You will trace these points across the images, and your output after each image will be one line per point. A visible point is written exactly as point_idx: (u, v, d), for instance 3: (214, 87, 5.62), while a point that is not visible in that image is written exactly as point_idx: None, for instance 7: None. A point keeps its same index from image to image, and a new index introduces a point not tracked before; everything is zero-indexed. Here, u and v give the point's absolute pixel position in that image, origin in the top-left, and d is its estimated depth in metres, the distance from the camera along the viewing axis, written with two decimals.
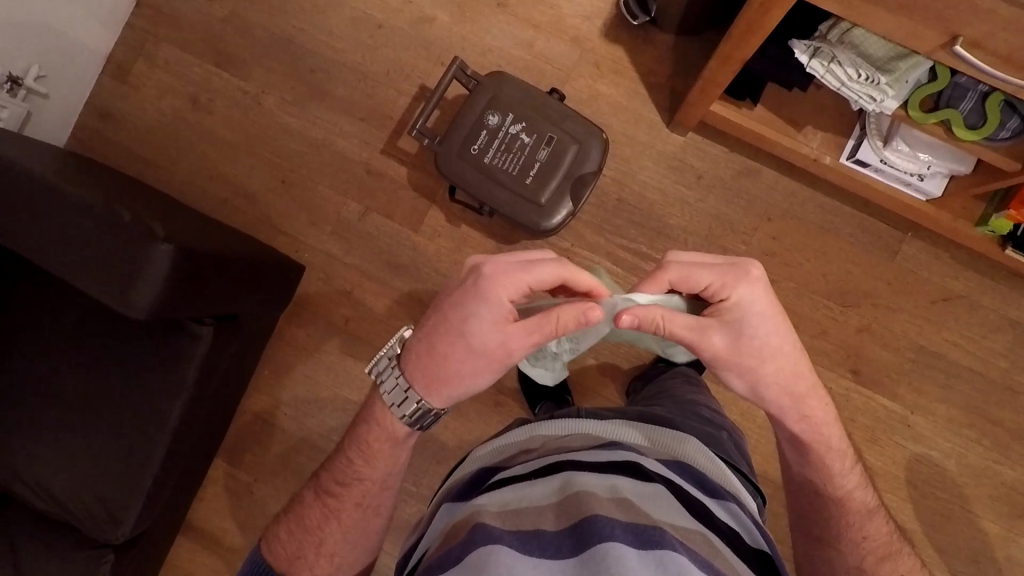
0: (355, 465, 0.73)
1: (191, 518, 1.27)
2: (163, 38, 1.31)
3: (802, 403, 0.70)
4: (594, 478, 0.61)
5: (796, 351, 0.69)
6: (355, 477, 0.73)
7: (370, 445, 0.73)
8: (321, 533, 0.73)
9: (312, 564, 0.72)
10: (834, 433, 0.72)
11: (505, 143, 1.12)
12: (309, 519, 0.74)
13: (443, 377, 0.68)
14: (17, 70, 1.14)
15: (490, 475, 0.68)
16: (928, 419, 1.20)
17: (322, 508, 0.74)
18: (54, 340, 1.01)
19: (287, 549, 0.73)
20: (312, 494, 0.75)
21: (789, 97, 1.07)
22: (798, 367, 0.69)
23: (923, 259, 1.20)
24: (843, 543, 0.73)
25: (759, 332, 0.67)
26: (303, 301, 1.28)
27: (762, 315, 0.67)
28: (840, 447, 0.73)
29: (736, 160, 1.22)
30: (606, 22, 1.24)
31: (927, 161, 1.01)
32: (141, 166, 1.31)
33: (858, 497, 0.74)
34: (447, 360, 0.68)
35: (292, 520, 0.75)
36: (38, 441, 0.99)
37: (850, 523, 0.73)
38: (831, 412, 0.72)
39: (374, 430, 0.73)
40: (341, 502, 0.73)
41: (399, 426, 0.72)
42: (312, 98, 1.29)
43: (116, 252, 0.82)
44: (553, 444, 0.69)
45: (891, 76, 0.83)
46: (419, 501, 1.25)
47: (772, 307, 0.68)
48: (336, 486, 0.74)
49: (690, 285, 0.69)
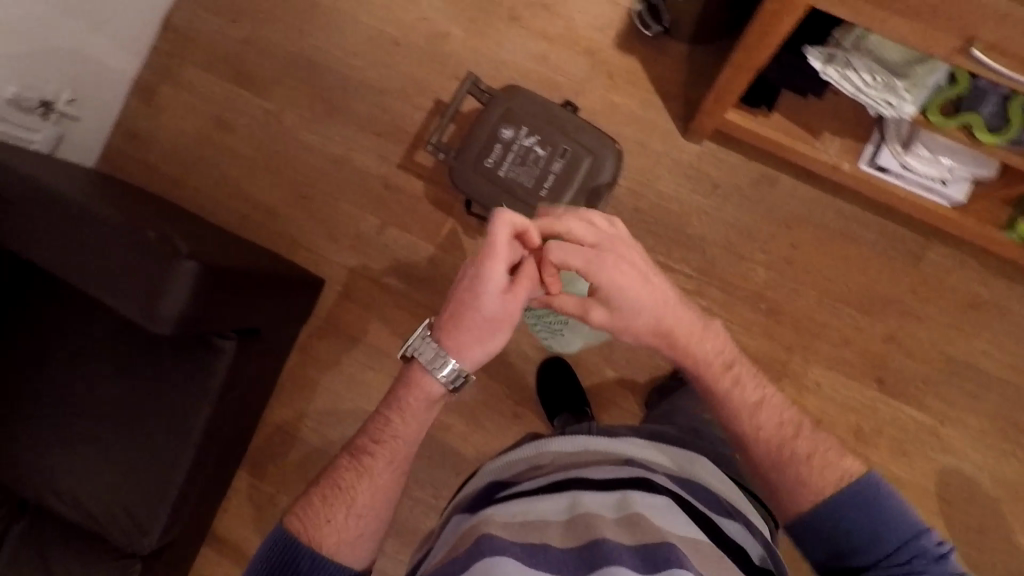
0: (389, 420, 0.75)
1: (217, 529, 1.29)
2: (187, 61, 1.35)
3: (679, 339, 0.75)
4: (602, 500, 0.60)
5: (668, 297, 0.75)
6: (390, 429, 0.75)
7: (407, 403, 0.75)
8: (352, 492, 0.72)
9: (340, 524, 0.70)
10: (716, 344, 0.76)
11: (519, 156, 1.12)
12: (342, 480, 0.73)
13: (466, 341, 0.72)
14: (50, 94, 1.19)
15: (500, 491, 0.67)
16: (957, 429, 1.16)
17: (355, 467, 0.74)
18: (82, 352, 1.04)
19: (317, 512, 0.71)
20: (345, 458, 0.75)
21: (805, 104, 1.07)
22: (674, 310, 0.75)
23: (950, 266, 1.18)
24: (782, 465, 0.68)
25: (627, 301, 0.74)
26: (323, 314, 1.30)
27: (621, 288, 0.73)
28: (711, 352, 0.75)
29: (754, 168, 1.21)
30: (619, 33, 1.25)
31: (949, 165, 1.00)
32: (167, 183, 1.35)
33: (784, 417, 0.71)
34: (461, 325, 0.72)
35: (322, 485, 0.74)
36: (67, 453, 1.02)
37: (756, 430, 0.71)
38: (697, 323, 0.76)
39: (410, 389, 0.75)
40: (376, 458, 0.74)
41: (434, 384, 0.74)
42: (330, 116, 1.31)
43: (140, 269, 0.84)
44: (562, 462, 0.69)
45: (908, 81, 0.83)
46: (439, 512, 1.26)
47: (630, 277, 0.73)
48: (371, 443, 0.75)
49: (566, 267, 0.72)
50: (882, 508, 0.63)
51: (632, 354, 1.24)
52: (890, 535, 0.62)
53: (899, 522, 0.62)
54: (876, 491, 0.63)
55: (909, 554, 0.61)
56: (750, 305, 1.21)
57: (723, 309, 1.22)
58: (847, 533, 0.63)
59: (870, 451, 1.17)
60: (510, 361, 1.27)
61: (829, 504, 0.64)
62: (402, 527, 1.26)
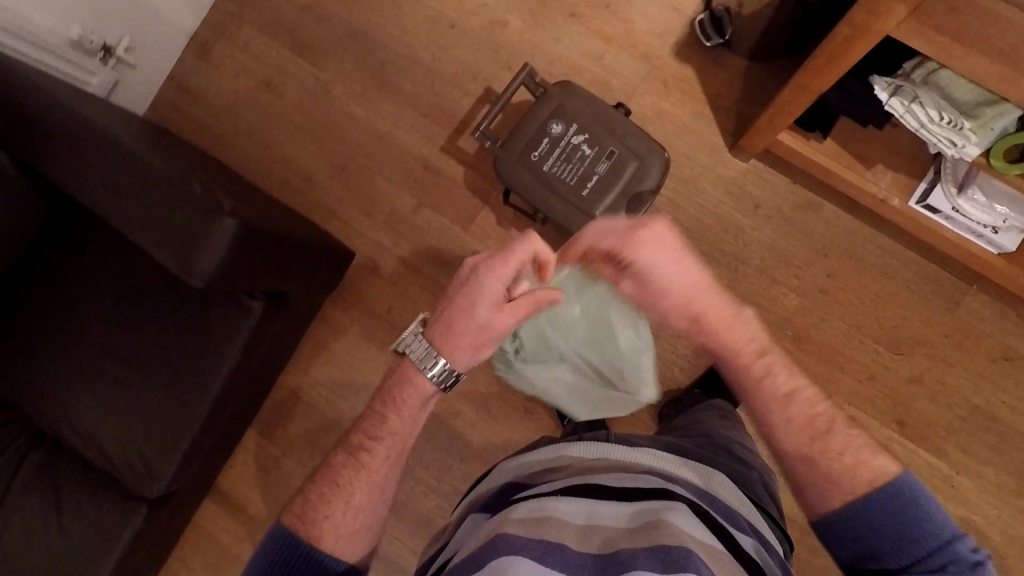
0: (383, 416, 0.76)
1: (221, 484, 1.31)
2: (245, 21, 1.36)
3: (709, 327, 0.73)
4: (621, 509, 0.60)
5: (705, 289, 0.73)
6: (385, 424, 0.76)
7: (402, 401, 0.76)
8: (350, 488, 0.73)
9: (338, 519, 0.71)
10: (750, 327, 0.74)
11: (565, 153, 1.12)
12: (340, 476, 0.74)
13: (457, 346, 0.74)
14: (110, 40, 1.21)
15: (516, 491, 0.67)
16: (974, 481, 1.14)
17: (352, 463, 0.74)
18: (114, 295, 1.06)
19: (315, 508, 0.71)
20: (341, 453, 0.76)
21: (861, 133, 1.05)
22: (709, 301, 0.73)
23: (988, 315, 1.15)
24: (814, 456, 0.68)
25: (657, 280, 0.72)
26: (349, 287, 1.31)
27: (651, 269, 0.72)
28: (745, 335, 0.73)
29: (798, 192, 1.20)
30: (678, 41, 1.23)
31: (1003, 213, 0.99)
32: (212, 140, 1.36)
33: (818, 407, 0.70)
34: (460, 333, 0.74)
35: (319, 481, 0.74)
36: (88, 392, 1.04)
37: (788, 418, 0.70)
38: (736, 315, 0.73)
39: (405, 388, 0.76)
40: (373, 452, 0.74)
41: (426, 383, 0.76)
42: (379, 91, 1.32)
43: (182, 221, 0.85)
44: (579, 466, 0.69)
45: (975, 122, 0.80)
46: (439, 496, 1.27)
47: (665, 263, 0.72)
48: (366, 437, 0.75)
49: (602, 244, 0.75)
50: (916, 514, 0.62)
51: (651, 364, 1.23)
52: (920, 541, 0.61)
53: (930, 526, 0.61)
54: (910, 496, 0.63)
55: (942, 559, 0.60)
56: (777, 330, 1.19)
57: None
58: (876, 538, 0.63)
59: None
60: None
61: (859, 509, 0.64)
62: (402, 506, 1.27)
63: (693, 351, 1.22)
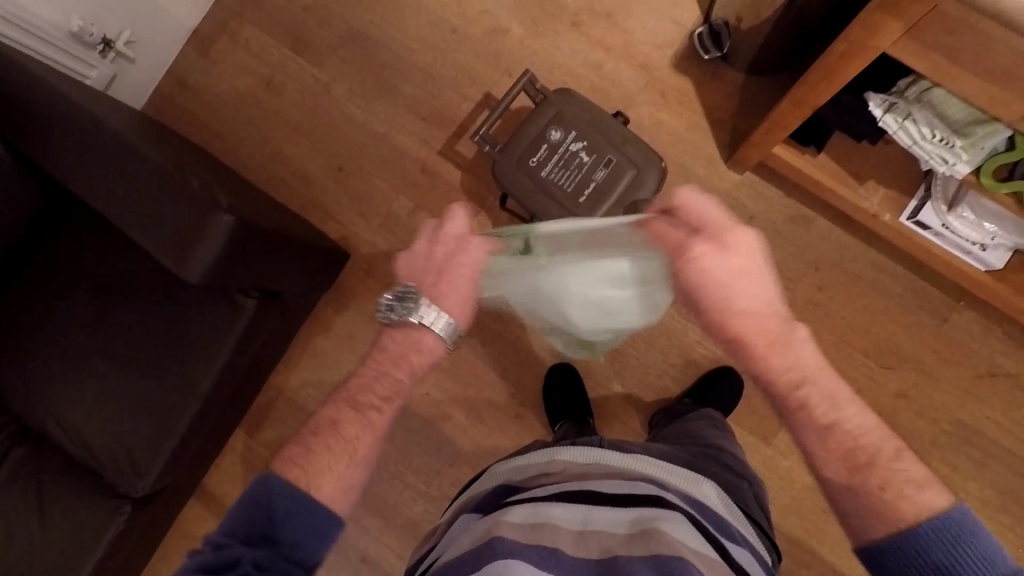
0: (391, 375, 0.77)
1: (207, 484, 1.30)
2: (247, 19, 1.36)
3: (747, 351, 0.65)
4: (616, 516, 0.60)
5: (767, 317, 0.65)
6: (392, 383, 0.77)
7: (410, 361, 0.78)
8: (355, 442, 0.70)
9: (341, 470, 0.67)
10: (798, 356, 0.64)
11: (564, 159, 1.13)
12: (344, 429, 0.71)
13: (455, 305, 0.80)
14: (110, 33, 1.21)
15: (509, 495, 0.67)
16: (958, 496, 1.15)
17: (357, 417, 0.72)
18: (105, 289, 1.05)
19: (316, 458, 0.67)
20: (342, 410, 0.73)
21: (854, 149, 1.06)
22: (763, 326, 0.65)
23: (974, 331, 1.17)
24: (849, 488, 0.58)
25: (717, 281, 0.65)
26: (343, 287, 1.31)
27: (724, 272, 0.65)
28: (786, 364, 0.63)
29: (791, 205, 1.21)
30: (677, 53, 1.25)
31: (992, 230, 0.99)
32: (209, 136, 1.36)
33: (861, 439, 0.60)
34: (458, 291, 0.80)
35: (318, 434, 0.70)
36: (75, 385, 1.03)
37: (824, 448, 0.61)
38: (791, 353, 0.64)
39: (415, 350, 0.79)
40: (379, 411, 0.74)
41: (429, 338, 0.78)
42: (379, 93, 1.32)
43: (180, 215, 0.85)
44: (573, 472, 0.68)
45: (967, 140, 0.81)
46: (427, 500, 1.26)
47: (732, 277, 0.65)
48: (372, 394, 0.74)
49: (689, 221, 0.69)
50: (966, 549, 0.51)
51: (643, 373, 1.24)
52: None
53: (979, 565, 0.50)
54: (957, 529, 0.52)
55: None
56: None
57: None
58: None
59: None
60: (521, 361, 1.27)
61: (899, 542, 0.54)
62: (389, 509, 1.27)
63: (685, 361, 1.23)
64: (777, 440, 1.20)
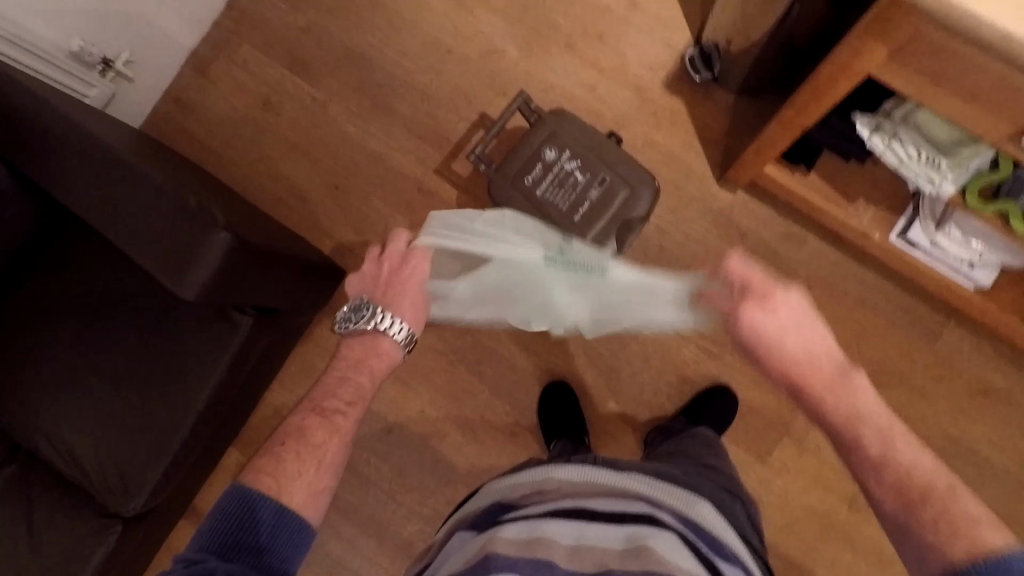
0: (353, 379, 0.87)
1: (199, 503, 1.29)
2: (246, 40, 1.38)
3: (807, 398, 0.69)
4: (611, 533, 0.61)
5: (824, 366, 0.68)
6: (354, 388, 0.86)
7: (368, 362, 0.90)
8: (323, 447, 0.77)
9: (311, 475, 0.73)
10: (859, 403, 0.66)
11: (558, 178, 1.14)
12: (312, 436, 0.77)
13: (409, 311, 0.93)
14: (110, 53, 1.22)
15: (503, 512, 0.67)
16: None
17: (323, 423, 0.79)
18: (100, 305, 1.05)
19: (287, 465, 0.72)
20: (309, 417, 0.80)
21: (843, 169, 1.08)
22: (819, 375, 0.68)
23: (965, 348, 1.18)
24: (905, 521, 0.61)
25: (767, 336, 0.70)
26: (338, 305, 1.31)
27: (769, 329, 0.70)
28: (845, 405, 0.67)
29: (783, 224, 1.23)
30: (669, 74, 1.27)
31: (979, 249, 1.01)
32: (207, 155, 1.37)
33: (915, 475, 0.63)
34: (408, 298, 0.94)
35: (289, 444, 0.76)
36: (68, 402, 1.02)
37: (878, 480, 0.64)
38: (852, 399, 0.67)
39: (377, 355, 0.91)
40: (344, 415, 0.82)
41: (387, 342, 0.91)
42: (375, 113, 1.34)
43: (177, 233, 0.85)
44: (567, 489, 0.68)
45: (952, 160, 0.84)
46: (421, 519, 1.25)
47: (783, 332, 0.69)
48: (337, 400, 0.83)
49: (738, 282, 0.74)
50: None
51: (638, 390, 1.24)
52: None
53: None
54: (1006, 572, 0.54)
55: None
56: None
57: (733, 359, 1.23)
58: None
59: (861, 522, 1.17)
60: (515, 378, 1.27)
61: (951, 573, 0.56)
62: (383, 528, 1.26)
63: (680, 378, 1.23)
64: (772, 458, 1.20)
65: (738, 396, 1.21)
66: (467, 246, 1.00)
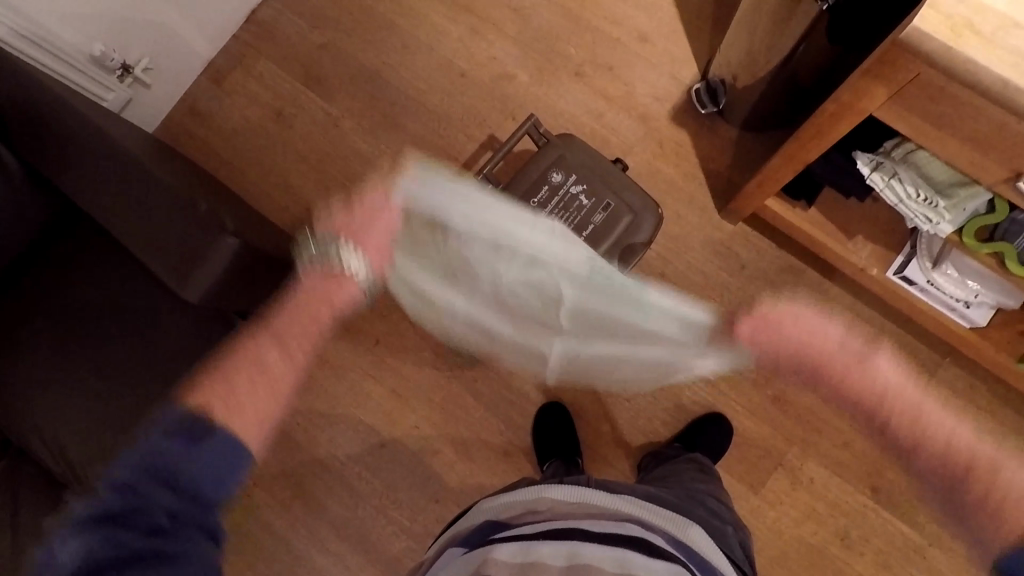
0: (318, 306, 0.81)
1: None
2: (263, 53, 1.41)
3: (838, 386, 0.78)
4: (605, 554, 0.61)
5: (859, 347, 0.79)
6: (309, 321, 0.79)
7: (331, 299, 0.83)
8: (268, 371, 0.70)
9: (246, 403, 0.63)
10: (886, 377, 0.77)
11: (564, 202, 1.16)
12: (261, 353, 0.72)
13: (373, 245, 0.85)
14: (130, 59, 1.25)
15: (496, 531, 0.67)
16: (946, 554, 1.15)
17: (277, 342, 0.74)
18: (102, 305, 1.05)
19: (218, 392, 0.63)
20: (260, 342, 0.73)
21: (843, 205, 1.10)
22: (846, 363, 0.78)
23: (959, 387, 1.19)
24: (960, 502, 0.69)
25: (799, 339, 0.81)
26: None
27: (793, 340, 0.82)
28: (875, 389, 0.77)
29: (782, 257, 1.24)
30: (675, 106, 1.30)
31: (975, 288, 1.03)
32: (218, 163, 1.39)
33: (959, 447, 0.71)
34: (373, 233, 0.86)
35: (229, 362, 0.69)
36: (63, 402, 1.02)
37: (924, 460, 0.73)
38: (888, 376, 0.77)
39: (331, 289, 0.83)
40: (302, 350, 0.75)
41: (349, 276, 0.83)
42: (386, 130, 1.36)
43: (185, 236, 0.87)
44: (561, 510, 0.68)
45: (949, 201, 0.85)
46: (410, 536, 1.24)
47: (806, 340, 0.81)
48: (295, 334, 0.75)
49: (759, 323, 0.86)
50: None
51: (634, 415, 1.24)
52: None
53: None
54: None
55: None
56: (758, 389, 1.22)
57: (730, 389, 1.23)
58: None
59: (853, 559, 1.16)
60: (511, 398, 1.27)
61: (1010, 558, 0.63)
62: (372, 544, 1.24)
63: (675, 405, 1.24)
64: (765, 489, 1.20)
65: (733, 425, 1.22)
66: (452, 220, 0.91)
